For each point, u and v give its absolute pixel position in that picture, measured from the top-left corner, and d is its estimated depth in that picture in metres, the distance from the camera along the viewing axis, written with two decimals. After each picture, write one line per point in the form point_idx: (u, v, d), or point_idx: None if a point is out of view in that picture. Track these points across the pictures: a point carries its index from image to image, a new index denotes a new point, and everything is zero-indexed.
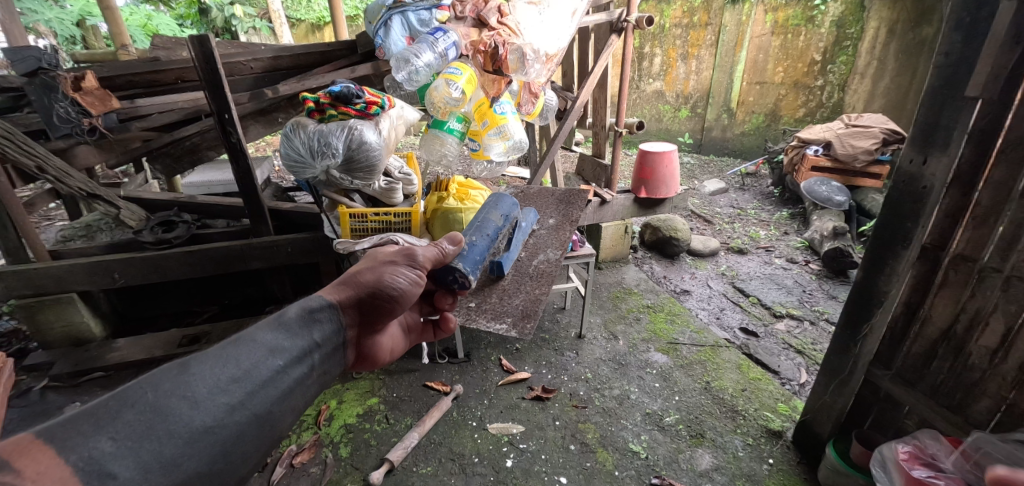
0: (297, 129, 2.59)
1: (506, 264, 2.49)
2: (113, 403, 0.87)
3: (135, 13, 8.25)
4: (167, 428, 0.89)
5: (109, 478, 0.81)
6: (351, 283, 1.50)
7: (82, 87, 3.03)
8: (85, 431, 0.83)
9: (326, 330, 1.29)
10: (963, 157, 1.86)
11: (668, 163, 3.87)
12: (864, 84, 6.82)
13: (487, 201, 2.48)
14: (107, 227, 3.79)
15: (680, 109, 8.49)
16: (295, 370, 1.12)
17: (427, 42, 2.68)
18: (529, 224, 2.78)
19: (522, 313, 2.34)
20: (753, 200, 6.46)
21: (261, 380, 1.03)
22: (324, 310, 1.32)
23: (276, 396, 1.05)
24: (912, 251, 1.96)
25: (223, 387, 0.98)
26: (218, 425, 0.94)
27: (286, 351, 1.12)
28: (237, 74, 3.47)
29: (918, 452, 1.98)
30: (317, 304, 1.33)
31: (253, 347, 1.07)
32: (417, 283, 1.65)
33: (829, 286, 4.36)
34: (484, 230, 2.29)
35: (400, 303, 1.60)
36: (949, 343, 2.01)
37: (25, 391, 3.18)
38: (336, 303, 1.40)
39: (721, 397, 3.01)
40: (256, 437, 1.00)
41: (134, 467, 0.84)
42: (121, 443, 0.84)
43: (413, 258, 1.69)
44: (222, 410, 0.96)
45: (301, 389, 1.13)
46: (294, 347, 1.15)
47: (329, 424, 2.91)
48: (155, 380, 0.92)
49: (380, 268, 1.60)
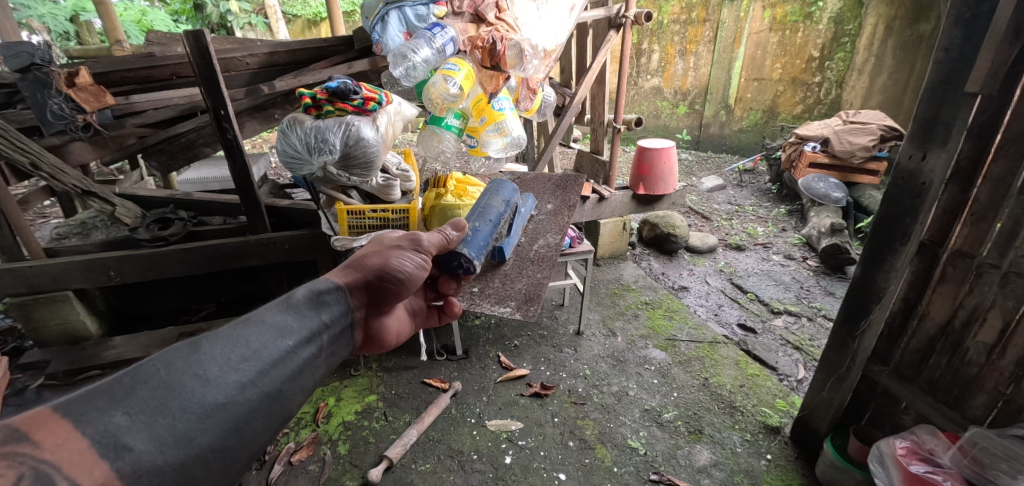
0: (294, 125, 2.57)
1: (507, 250, 2.47)
2: (127, 380, 0.88)
3: (129, 8, 8.14)
4: (180, 404, 0.90)
5: (125, 451, 0.81)
6: (358, 266, 1.53)
7: (76, 83, 2.99)
8: (99, 406, 0.83)
9: (334, 313, 1.32)
10: (962, 152, 1.86)
11: (666, 159, 3.86)
12: (861, 80, 6.92)
13: (488, 187, 2.46)
14: (102, 224, 3.76)
15: (678, 106, 8.39)
16: (304, 350, 1.14)
17: (425, 38, 2.67)
18: (528, 209, 2.77)
19: (525, 297, 2.33)
20: (751, 196, 6.46)
21: (270, 359, 1.05)
22: (331, 292, 1.36)
23: (285, 375, 1.07)
24: (910, 247, 1.96)
25: (234, 365, 1.00)
26: (230, 402, 0.96)
27: (293, 333, 1.15)
28: (232, 69, 3.42)
29: (916, 447, 1.99)
30: (324, 287, 1.35)
31: (262, 328, 1.10)
32: (423, 267, 1.67)
33: (827, 282, 4.37)
34: (486, 216, 2.25)
35: (406, 286, 1.63)
36: (946, 339, 2.02)
37: (20, 390, 3.16)
38: (343, 286, 1.42)
39: (719, 393, 3.02)
40: (266, 415, 1.01)
41: (150, 440, 0.84)
42: (135, 417, 0.85)
43: (417, 243, 1.71)
44: (234, 387, 0.97)
45: (310, 370, 1.14)
46: (302, 329, 1.18)
47: (327, 422, 2.90)
48: (168, 359, 0.94)
49: (386, 251, 1.62)
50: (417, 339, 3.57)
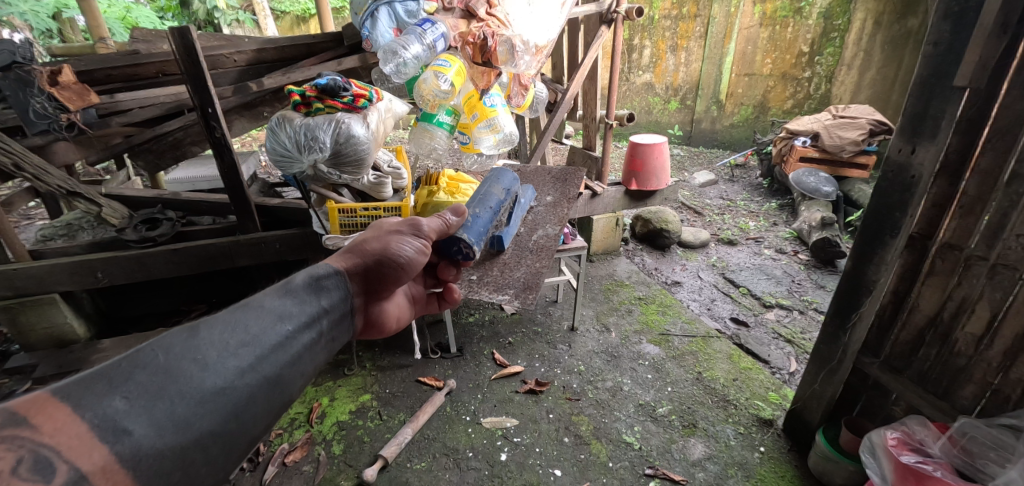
0: (283, 123, 2.54)
1: (506, 238, 2.46)
2: (126, 364, 0.89)
3: (113, 4, 7.95)
4: (179, 388, 0.91)
5: (124, 435, 0.82)
6: (357, 251, 1.53)
7: (60, 81, 2.96)
8: (98, 391, 0.84)
9: (333, 298, 1.33)
10: (950, 145, 1.88)
11: (659, 154, 3.84)
12: (850, 75, 6.86)
13: (488, 175, 2.46)
14: (88, 225, 3.70)
15: (670, 101, 8.48)
16: (302, 336, 1.16)
17: (415, 34, 2.65)
18: (528, 200, 2.77)
19: (523, 285, 2.31)
20: (743, 191, 6.50)
21: (269, 345, 1.07)
22: (330, 278, 1.37)
23: (284, 360, 1.08)
24: (900, 240, 1.98)
25: (232, 350, 1.01)
26: (229, 386, 0.97)
27: (291, 320, 1.16)
28: (220, 67, 3.40)
29: (906, 438, 1.96)
30: (324, 272, 1.36)
31: (261, 313, 1.11)
32: (422, 253, 1.65)
33: (818, 276, 4.41)
34: (486, 203, 2.24)
35: (406, 271, 1.62)
36: (936, 331, 2.04)
37: (7, 395, 3.11)
38: (342, 272, 1.43)
39: (712, 387, 3.04)
40: (265, 401, 1.03)
41: (148, 424, 0.85)
42: (134, 401, 0.86)
43: (417, 227, 1.69)
44: (232, 372, 0.99)
45: (308, 355, 1.16)
46: (301, 314, 1.19)
47: (321, 422, 2.89)
48: (167, 343, 0.94)
49: (386, 236, 1.61)
50: (411, 337, 3.56)
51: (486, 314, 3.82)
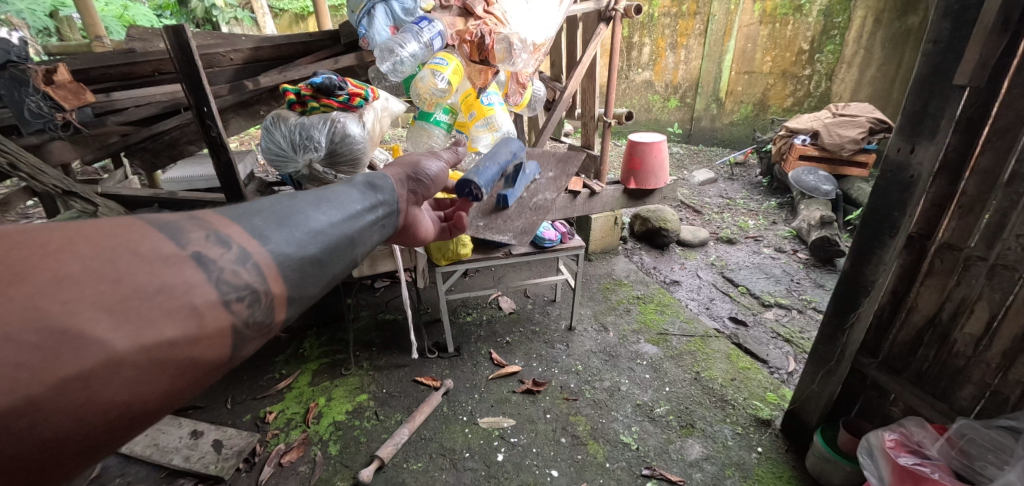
0: (278, 122, 2.53)
1: (510, 197, 2.58)
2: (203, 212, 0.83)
3: (111, 3, 7.93)
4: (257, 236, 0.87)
5: (208, 264, 0.78)
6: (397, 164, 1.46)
7: (55, 80, 2.92)
8: (178, 224, 0.79)
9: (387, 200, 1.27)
10: (950, 145, 1.87)
11: (658, 153, 3.81)
12: (851, 73, 6.78)
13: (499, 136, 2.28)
14: (85, 224, 3.69)
15: (670, 99, 8.47)
16: (361, 222, 1.12)
17: (412, 32, 2.62)
18: (533, 172, 2.75)
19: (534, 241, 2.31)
20: (743, 189, 6.48)
21: (333, 221, 1.03)
22: (382, 180, 1.29)
23: (348, 236, 1.05)
24: (898, 240, 1.97)
25: (303, 218, 0.97)
26: (299, 249, 0.92)
27: (360, 199, 1.17)
28: (216, 65, 3.36)
29: (905, 439, 1.94)
30: (377, 174, 1.30)
31: (326, 196, 1.07)
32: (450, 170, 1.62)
33: (817, 275, 4.39)
34: (496, 159, 2.10)
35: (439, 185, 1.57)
36: (934, 332, 2.03)
37: None
38: (392, 177, 1.37)
39: (710, 386, 3.03)
40: (328, 269, 0.98)
41: (230, 259, 0.81)
42: (216, 238, 0.81)
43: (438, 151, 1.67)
44: (303, 237, 0.95)
45: (366, 240, 1.12)
46: (359, 203, 1.15)
47: (318, 422, 2.88)
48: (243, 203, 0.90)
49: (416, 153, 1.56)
50: (409, 337, 3.55)
51: (483, 313, 3.81)
